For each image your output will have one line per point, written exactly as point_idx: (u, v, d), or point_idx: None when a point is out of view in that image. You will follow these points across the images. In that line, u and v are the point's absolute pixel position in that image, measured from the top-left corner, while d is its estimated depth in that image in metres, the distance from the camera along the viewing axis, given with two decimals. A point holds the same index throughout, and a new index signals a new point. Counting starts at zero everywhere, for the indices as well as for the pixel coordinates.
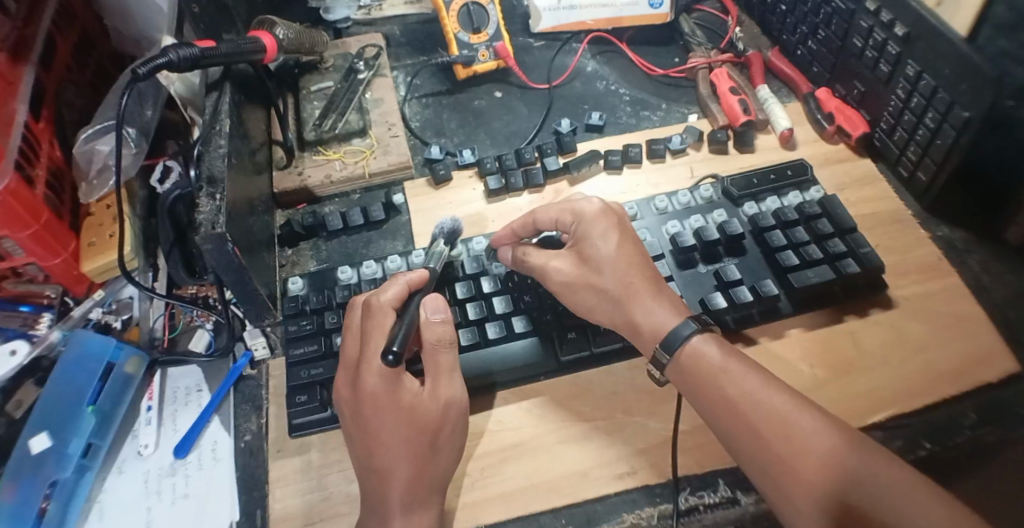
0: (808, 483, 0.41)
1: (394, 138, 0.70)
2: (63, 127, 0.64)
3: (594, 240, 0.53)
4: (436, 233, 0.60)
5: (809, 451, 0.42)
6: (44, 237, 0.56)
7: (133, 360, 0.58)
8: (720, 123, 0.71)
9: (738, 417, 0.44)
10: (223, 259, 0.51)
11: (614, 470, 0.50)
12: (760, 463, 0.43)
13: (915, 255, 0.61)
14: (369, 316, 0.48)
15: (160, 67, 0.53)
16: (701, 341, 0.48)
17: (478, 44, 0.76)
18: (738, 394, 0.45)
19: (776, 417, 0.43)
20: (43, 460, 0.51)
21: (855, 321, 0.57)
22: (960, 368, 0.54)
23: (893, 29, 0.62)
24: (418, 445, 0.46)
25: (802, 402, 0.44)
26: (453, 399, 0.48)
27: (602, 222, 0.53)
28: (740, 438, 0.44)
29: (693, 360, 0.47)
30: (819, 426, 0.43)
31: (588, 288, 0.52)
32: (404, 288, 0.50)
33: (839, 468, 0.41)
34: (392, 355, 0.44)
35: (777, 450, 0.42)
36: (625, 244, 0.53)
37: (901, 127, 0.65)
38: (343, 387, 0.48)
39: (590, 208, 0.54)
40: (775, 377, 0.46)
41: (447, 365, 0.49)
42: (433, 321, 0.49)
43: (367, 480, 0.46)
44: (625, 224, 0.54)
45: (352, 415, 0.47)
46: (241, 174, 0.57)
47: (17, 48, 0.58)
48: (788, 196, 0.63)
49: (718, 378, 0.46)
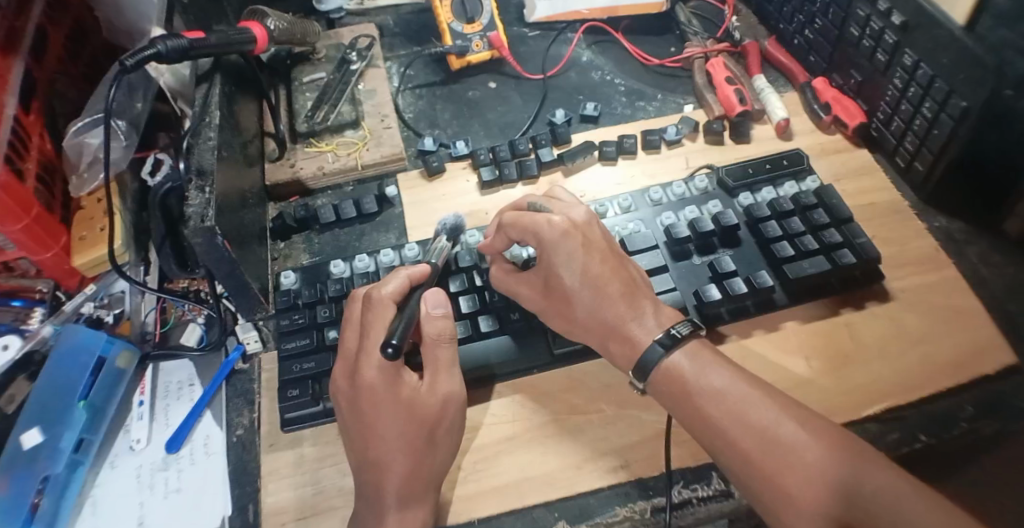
0: (797, 499, 0.40)
1: (387, 130, 0.69)
2: (54, 119, 0.64)
3: (558, 266, 0.50)
4: (439, 228, 0.59)
5: (793, 465, 0.41)
6: (35, 231, 0.56)
7: (125, 354, 0.57)
8: (716, 113, 0.70)
9: (719, 434, 0.44)
10: (213, 252, 0.50)
11: (608, 464, 0.50)
12: (747, 479, 0.43)
13: (912, 247, 0.61)
14: (368, 308, 0.48)
15: (149, 59, 0.52)
16: (675, 356, 0.47)
17: (472, 34, 0.75)
18: (716, 411, 0.44)
19: (756, 431, 0.43)
20: (37, 454, 0.51)
21: (852, 312, 0.57)
22: (957, 361, 0.54)
23: (890, 18, 0.61)
24: (417, 439, 0.46)
25: (780, 411, 0.44)
26: (452, 395, 0.48)
27: (564, 246, 0.50)
28: (725, 455, 0.44)
29: (669, 376, 0.47)
30: (801, 438, 0.42)
31: (562, 305, 0.51)
32: (405, 282, 0.50)
33: (825, 481, 0.40)
34: (392, 347, 0.44)
35: (762, 467, 0.42)
36: (594, 266, 0.50)
37: (898, 116, 0.64)
38: (340, 379, 0.47)
39: (550, 232, 0.50)
40: (753, 386, 0.45)
41: (446, 360, 0.49)
42: (434, 315, 0.49)
43: (363, 474, 0.46)
44: (591, 240, 0.51)
45: (350, 407, 0.46)
46: (231, 166, 0.56)
47: (9, 39, 0.57)
48: (784, 187, 0.63)
49: (694, 395, 0.45)
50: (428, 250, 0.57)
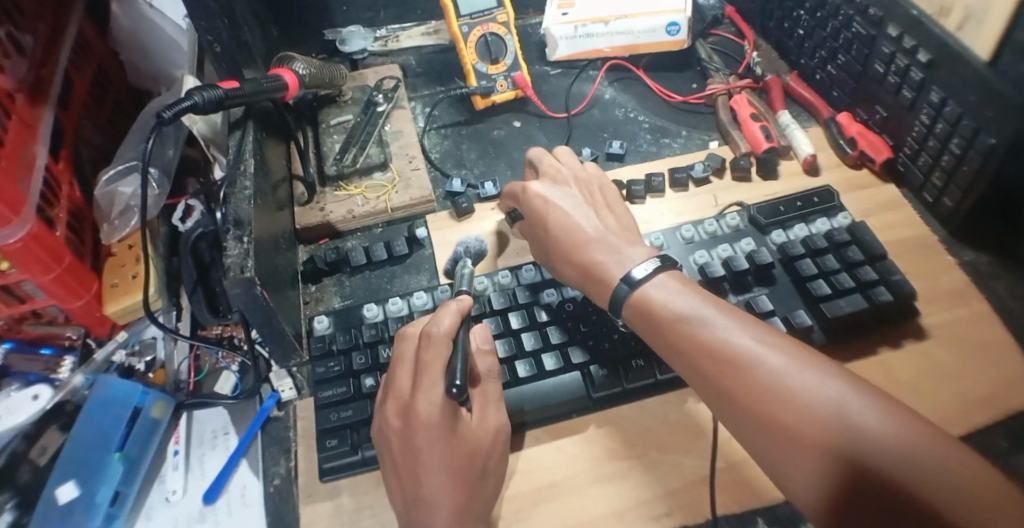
0: (765, 419, 0.39)
1: (415, 171, 0.69)
2: (81, 165, 0.65)
3: (534, 221, 0.58)
4: (461, 252, 0.63)
5: (763, 384, 0.40)
6: (67, 279, 0.57)
7: (159, 405, 0.57)
8: (742, 149, 0.70)
9: (687, 359, 0.43)
10: (251, 301, 0.49)
11: (651, 511, 0.49)
12: (722, 404, 0.42)
13: (943, 283, 0.61)
14: (426, 347, 0.47)
15: (186, 110, 0.53)
16: (643, 291, 0.47)
17: (496, 74, 0.76)
18: (683, 339, 0.44)
19: (722, 354, 0.42)
20: (72, 508, 0.50)
21: (888, 351, 0.57)
22: (996, 398, 0.53)
23: (915, 55, 0.62)
24: (469, 473, 0.46)
25: (760, 338, 0.42)
26: (501, 426, 0.49)
27: (534, 202, 0.59)
28: (700, 384, 0.43)
29: (640, 309, 0.47)
30: (768, 356, 0.41)
31: (549, 265, 0.58)
32: (458, 316, 0.49)
33: (792, 396, 0.39)
34: (456, 388, 0.44)
35: (733, 392, 0.41)
36: (576, 215, 0.56)
37: (926, 152, 0.64)
38: (390, 416, 0.47)
39: (521, 191, 0.60)
40: (723, 310, 0.44)
41: (494, 393, 0.50)
42: (484, 351, 0.51)
43: (411, 514, 0.44)
44: (562, 192, 0.58)
45: (401, 446, 0.46)
46: (265, 212, 0.57)
47: (35, 89, 0.58)
48: (815, 223, 0.63)
49: (661, 325, 0.45)
50: (455, 275, 0.60)
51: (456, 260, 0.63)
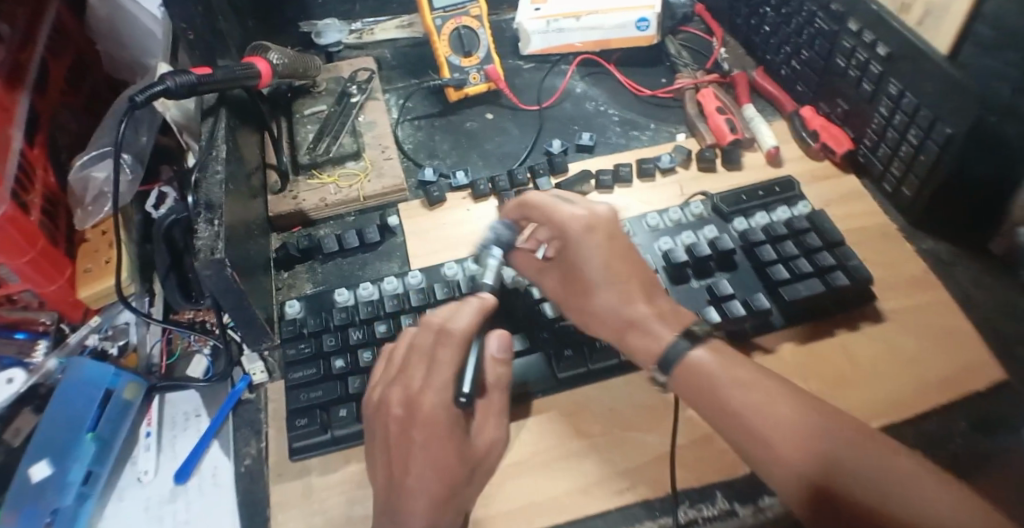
0: (810, 483, 0.40)
1: (388, 161, 0.71)
2: (57, 152, 0.66)
3: (580, 259, 0.54)
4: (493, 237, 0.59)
5: (809, 450, 0.41)
6: (41, 263, 0.57)
7: (131, 387, 0.58)
8: (708, 141, 0.72)
9: (736, 420, 0.44)
10: (222, 283, 0.50)
11: (614, 486, 0.51)
12: (767, 467, 0.42)
13: (900, 269, 0.63)
14: (440, 345, 0.47)
15: (157, 95, 0.54)
16: (698, 354, 0.47)
17: (469, 67, 0.77)
18: (734, 401, 0.44)
19: (770, 419, 0.43)
20: (44, 488, 0.51)
21: (844, 334, 0.59)
22: (947, 378, 0.56)
23: (875, 49, 0.64)
24: (456, 478, 0.46)
25: (813, 413, 0.42)
26: (496, 440, 0.49)
27: (586, 241, 0.54)
28: (745, 445, 0.43)
29: (691, 371, 0.47)
30: (816, 425, 0.42)
31: (577, 303, 0.55)
32: (478, 314, 0.49)
33: (839, 463, 0.39)
34: (466, 398, 0.46)
35: (781, 455, 0.41)
36: (631, 259, 0.54)
37: (885, 143, 0.67)
38: (394, 403, 0.47)
39: (574, 222, 0.54)
40: (774, 381, 0.45)
41: (498, 405, 0.49)
42: (498, 358, 0.50)
43: (390, 498, 0.45)
44: (613, 234, 0.55)
45: (396, 434, 0.46)
46: (238, 199, 0.58)
47: (12, 74, 0.59)
48: (776, 212, 0.65)
49: (713, 387, 0.45)
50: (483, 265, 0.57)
51: (485, 246, 0.59)
